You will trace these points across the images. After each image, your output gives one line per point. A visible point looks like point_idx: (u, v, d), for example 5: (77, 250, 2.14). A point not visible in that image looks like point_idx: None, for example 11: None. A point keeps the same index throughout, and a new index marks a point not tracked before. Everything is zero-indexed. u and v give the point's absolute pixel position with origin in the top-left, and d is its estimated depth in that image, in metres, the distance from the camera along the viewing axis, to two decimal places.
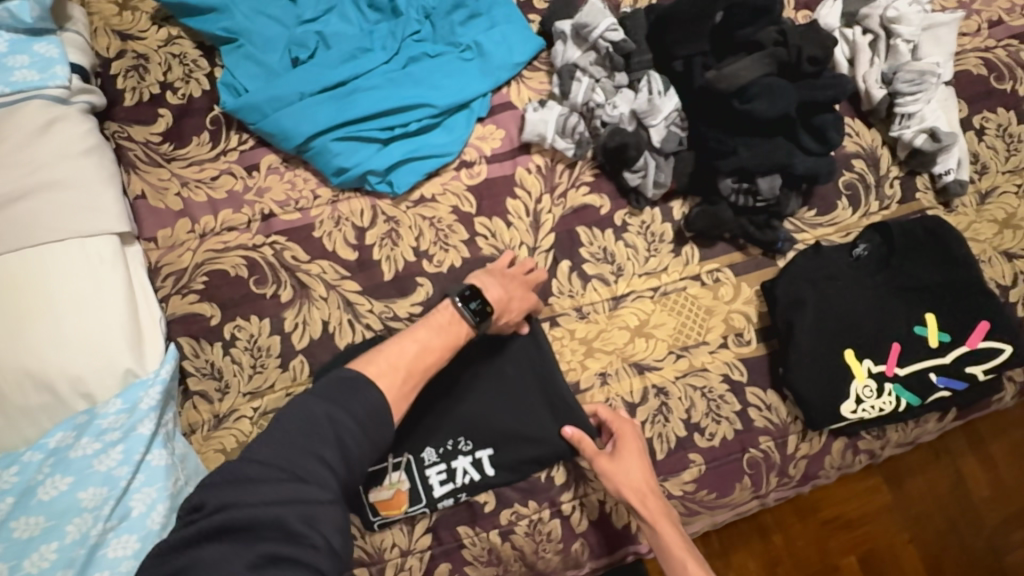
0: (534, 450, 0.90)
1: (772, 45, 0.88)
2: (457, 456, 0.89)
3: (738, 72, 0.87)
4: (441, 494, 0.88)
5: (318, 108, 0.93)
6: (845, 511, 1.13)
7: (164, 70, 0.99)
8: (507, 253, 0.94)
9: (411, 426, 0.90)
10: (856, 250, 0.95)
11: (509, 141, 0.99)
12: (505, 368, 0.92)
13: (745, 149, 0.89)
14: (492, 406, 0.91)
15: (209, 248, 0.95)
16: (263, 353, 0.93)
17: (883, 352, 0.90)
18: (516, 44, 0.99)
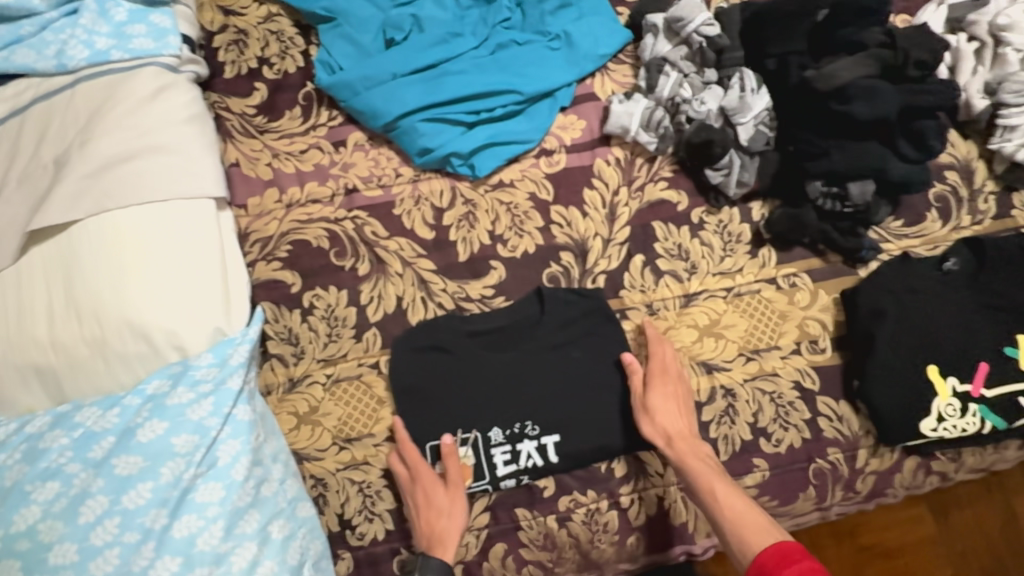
0: (599, 440, 0.91)
1: (877, 45, 0.85)
2: (523, 440, 0.90)
3: (839, 71, 0.84)
4: (504, 474, 0.90)
5: (409, 88, 0.95)
6: (887, 538, 1.10)
7: (262, 46, 1.04)
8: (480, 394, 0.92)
9: (481, 404, 0.91)
10: (947, 263, 0.91)
11: (590, 132, 1.00)
12: (577, 353, 0.93)
13: (839, 151, 0.86)
14: (560, 392, 0.92)
15: (294, 219, 0.98)
16: (339, 323, 0.96)
17: (971, 371, 0.86)
18: (603, 36, 0.99)
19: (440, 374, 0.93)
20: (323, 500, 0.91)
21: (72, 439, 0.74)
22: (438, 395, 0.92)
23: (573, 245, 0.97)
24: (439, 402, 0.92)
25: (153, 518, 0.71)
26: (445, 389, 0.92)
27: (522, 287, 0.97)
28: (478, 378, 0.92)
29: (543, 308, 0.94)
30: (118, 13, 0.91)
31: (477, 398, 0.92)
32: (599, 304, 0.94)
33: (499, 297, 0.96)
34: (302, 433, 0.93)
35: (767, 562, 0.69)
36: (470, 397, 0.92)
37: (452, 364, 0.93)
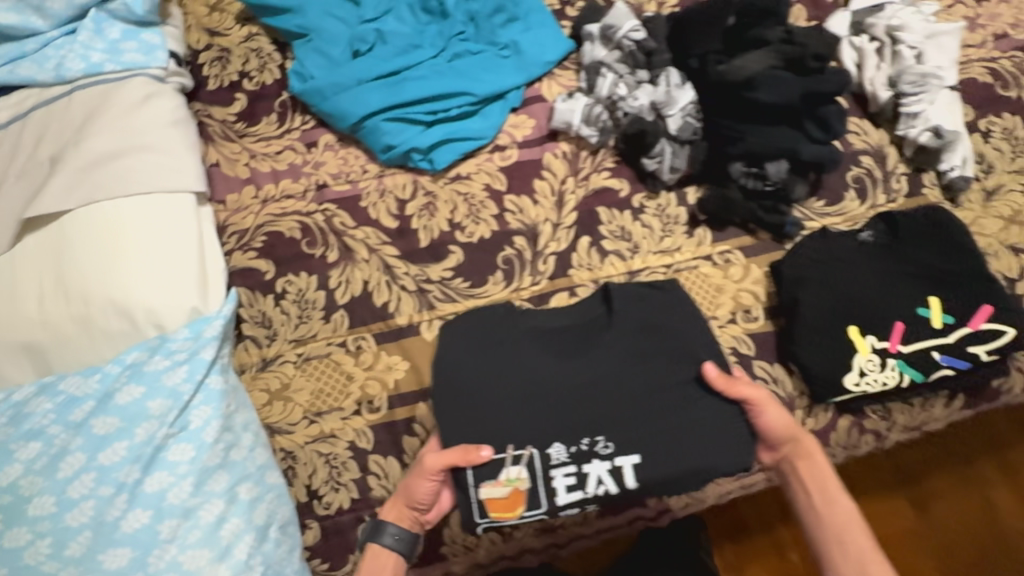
0: (683, 462, 0.87)
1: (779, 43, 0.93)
2: (593, 460, 0.87)
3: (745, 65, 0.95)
4: (569, 501, 0.87)
5: (373, 92, 1.05)
6: (872, 529, 1.18)
7: (243, 62, 1.15)
8: (550, 406, 0.88)
9: (541, 417, 0.88)
10: (861, 236, 1.00)
11: (538, 129, 1.10)
12: (658, 363, 0.91)
13: (751, 135, 0.96)
14: (632, 402, 0.89)
15: (269, 212, 1.07)
16: (309, 306, 1.03)
17: (888, 329, 0.93)
18: (548, 45, 1.11)
19: (492, 377, 0.90)
20: (292, 472, 0.97)
21: (54, 403, 0.80)
22: (492, 400, 0.89)
23: (525, 230, 1.06)
24: (491, 409, 0.88)
25: (127, 473, 0.78)
26: (495, 392, 0.89)
27: (479, 269, 1.05)
28: (539, 386, 0.89)
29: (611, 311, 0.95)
30: (112, 32, 1.02)
31: (535, 404, 0.88)
32: (675, 297, 0.96)
33: (457, 279, 1.04)
34: (275, 408, 0.99)
35: None
36: (528, 403, 0.88)
37: (507, 365, 0.90)
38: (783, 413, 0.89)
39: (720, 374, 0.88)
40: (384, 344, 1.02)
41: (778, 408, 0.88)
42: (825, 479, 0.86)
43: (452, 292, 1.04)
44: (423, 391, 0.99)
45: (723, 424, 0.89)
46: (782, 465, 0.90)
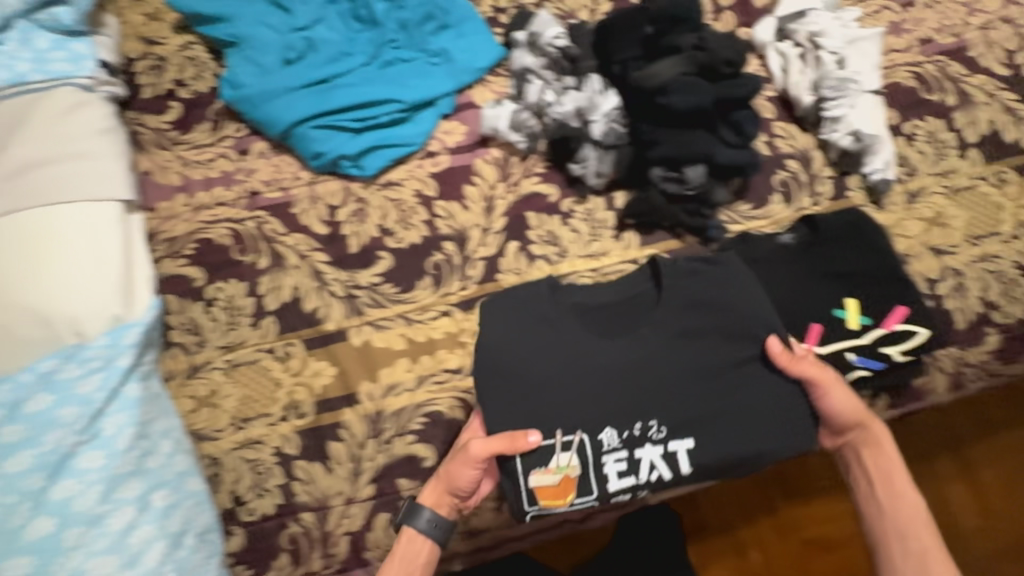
0: (742, 446, 0.88)
1: (690, 49, 0.94)
2: (645, 446, 0.87)
3: (657, 72, 0.94)
4: (620, 488, 0.88)
5: (301, 100, 1.06)
6: (830, 528, 1.29)
7: (179, 70, 1.16)
8: (600, 388, 0.87)
9: (592, 398, 0.87)
10: (783, 238, 1.02)
11: (470, 135, 1.11)
12: (713, 342, 0.89)
13: (663, 140, 0.96)
14: (687, 385, 0.88)
15: (201, 220, 1.08)
16: (238, 312, 1.04)
17: (804, 330, 0.94)
18: (480, 51, 1.11)
19: (535, 357, 0.88)
20: (218, 478, 0.97)
21: None
22: (539, 383, 0.87)
23: (455, 235, 1.07)
24: (534, 392, 0.87)
25: (35, 481, 0.80)
26: (537, 373, 0.88)
27: (408, 274, 1.05)
28: (589, 368, 0.88)
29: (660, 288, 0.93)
30: (40, 42, 1.03)
31: (587, 387, 0.87)
32: (731, 271, 0.93)
33: (386, 284, 1.05)
34: (202, 415, 1.00)
35: None
36: (580, 386, 0.87)
37: (555, 343, 0.89)
38: (848, 397, 0.90)
39: (784, 349, 0.88)
40: (313, 350, 1.02)
41: (843, 391, 0.89)
42: (892, 467, 0.91)
43: (381, 297, 1.04)
44: (350, 396, 1.00)
45: (785, 406, 0.89)
46: (846, 448, 0.95)
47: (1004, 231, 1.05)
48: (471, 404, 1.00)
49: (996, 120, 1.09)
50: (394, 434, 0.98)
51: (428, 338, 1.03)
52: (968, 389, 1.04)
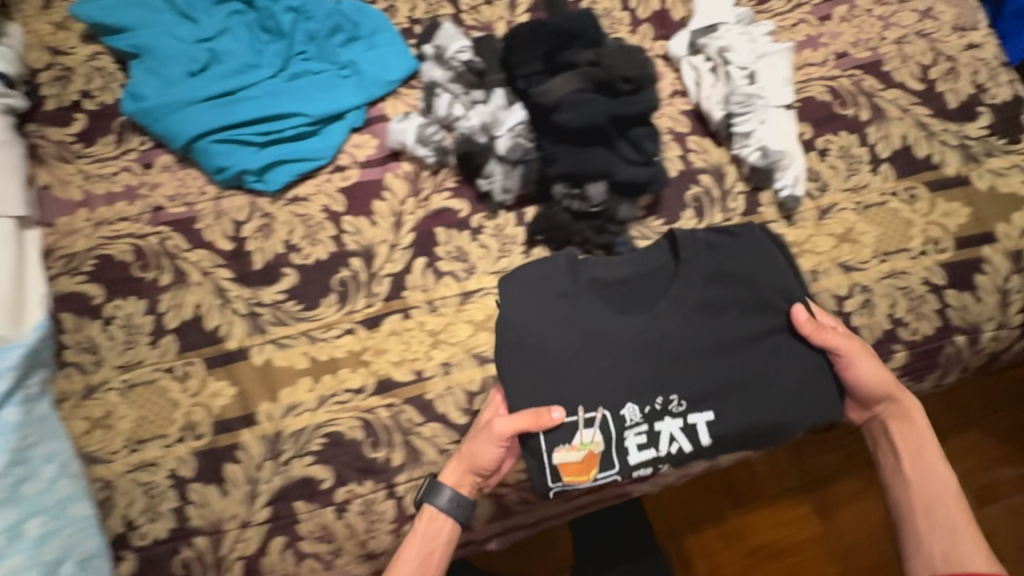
0: (760, 417, 0.91)
1: (587, 65, 0.96)
2: (664, 419, 0.90)
3: (551, 89, 0.96)
4: (640, 461, 0.90)
5: (203, 113, 1.04)
6: (781, 534, 1.35)
7: (86, 81, 1.13)
8: (619, 362, 0.91)
9: (612, 372, 0.90)
10: None
11: (381, 149, 1.09)
12: (731, 313, 0.94)
13: (563, 157, 0.97)
14: (701, 357, 0.92)
15: (102, 235, 1.05)
16: (136, 331, 1.01)
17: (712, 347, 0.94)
18: (390, 63, 1.10)
19: (553, 333, 0.91)
20: (110, 502, 0.95)
21: None
22: (565, 360, 0.90)
23: (362, 251, 1.05)
24: (561, 368, 0.90)
25: None
26: (556, 348, 0.91)
27: (312, 291, 1.03)
28: (611, 344, 0.91)
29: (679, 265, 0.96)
30: None
31: (608, 362, 0.91)
32: (754, 243, 0.98)
33: (290, 302, 1.03)
34: (96, 436, 0.97)
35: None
36: (602, 362, 0.91)
37: (575, 319, 0.92)
38: (876, 368, 0.92)
39: (808, 318, 0.93)
40: (213, 369, 1.00)
41: (869, 363, 0.91)
42: (922, 441, 0.91)
43: (284, 315, 1.03)
44: (248, 417, 0.98)
45: (804, 375, 0.93)
46: (874, 422, 0.96)
47: (913, 247, 1.04)
48: (372, 424, 0.98)
49: (908, 135, 1.09)
50: (292, 455, 0.96)
51: (330, 357, 1.01)
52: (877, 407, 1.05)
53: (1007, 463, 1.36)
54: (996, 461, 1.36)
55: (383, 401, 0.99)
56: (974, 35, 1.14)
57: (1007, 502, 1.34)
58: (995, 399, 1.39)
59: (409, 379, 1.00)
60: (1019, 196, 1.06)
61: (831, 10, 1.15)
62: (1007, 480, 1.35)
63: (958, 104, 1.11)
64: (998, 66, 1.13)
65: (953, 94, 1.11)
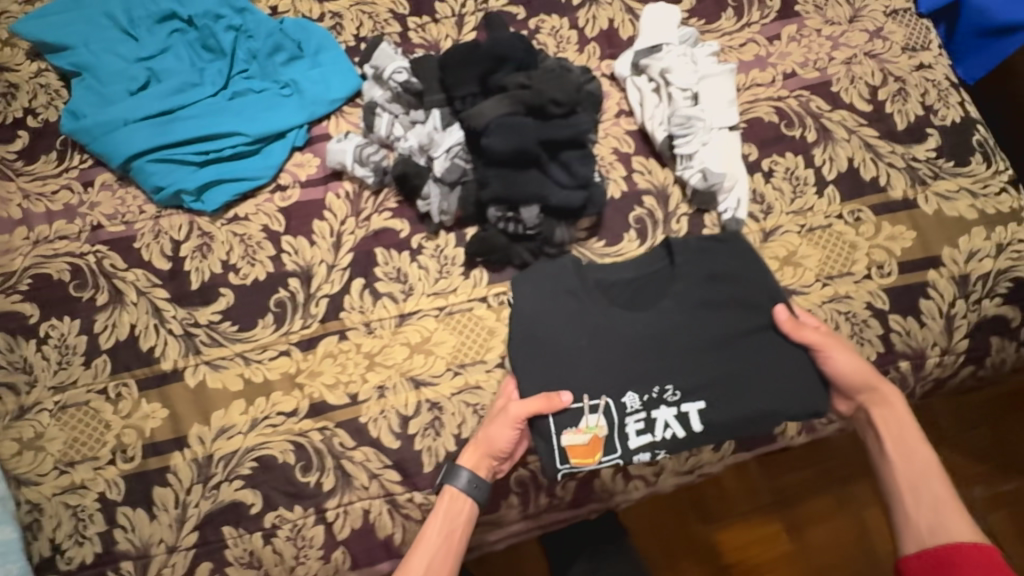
0: (756, 408, 0.92)
1: (516, 88, 0.98)
2: (660, 407, 0.92)
3: (482, 111, 0.97)
4: (637, 447, 0.91)
5: (140, 132, 1.04)
6: (751, 551, 1.33)
7: (31, 98, 1.12)
8: (620, 355, 0.93)
9: (611, 363, 0.93)
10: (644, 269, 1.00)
11: (323, 168, 1.09)
12: (729, 311, 0.95)
13: (494, 181, 0.97)
14: (699, 350, 0.93)
15: (39, 254, 1.05)
16: (70, 351, 1.01)
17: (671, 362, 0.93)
18: (333, 82, 1.09)
19: (558, 326, 0.94)
20: (37, 525, 0.94)
21: None
22: (570, 352, 0.93)
23: (300, 272, 1.04)
24: (564, 358, 0.93)
25: None
26: (560, 338, 0.94)
27: (249, 312, 1.03)
28: (613, 337, 0.94)
29: (675, 264, 0.98)
30: None
31: (610, 353, 0.93)
32: (737, 248, 1.00)
33: (226, 323, 1.02)
34: (25, 458, 0.97)
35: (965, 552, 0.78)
36: (605, 353, 0.93)
37: (580, 313, 0.95)
38: (855, 361, 0.91)
39: (789, 317, 0.93)
40: (146, 391, 0.99)
41: (848, 356, 0.92)
42: (904, 428, 0.89)
43: (219, 336, 1.02)
44: (180, 440, 0.97)
45: (791, 371, 0.93)
46: (858, 414, 0.94)
47: (857, 271, 1.03)
48: (304, 448, 0.97)
49: (855, 157, 1.08)
50: (222, 479, 0.95)
51: (264, 379, 1.00)
52: (821, 432, 1.04)
53: (981, 481, 1.36)
54: (969, 480, 1.36)
55: (316, 424, 0.98)
56: (924, 56, 1.13)
57: (980, 522, 1.34)
58: (969, 417, 1.39)
59: (343, 403, 0.99)
60: (966, 220, 1.05)
61: (780, 30, 1.15)
62: (980, 499, 1.36)
63: (907, 126, 1.10)
64: (947, 87, 1.12)
65: (902, 115, 1.10)
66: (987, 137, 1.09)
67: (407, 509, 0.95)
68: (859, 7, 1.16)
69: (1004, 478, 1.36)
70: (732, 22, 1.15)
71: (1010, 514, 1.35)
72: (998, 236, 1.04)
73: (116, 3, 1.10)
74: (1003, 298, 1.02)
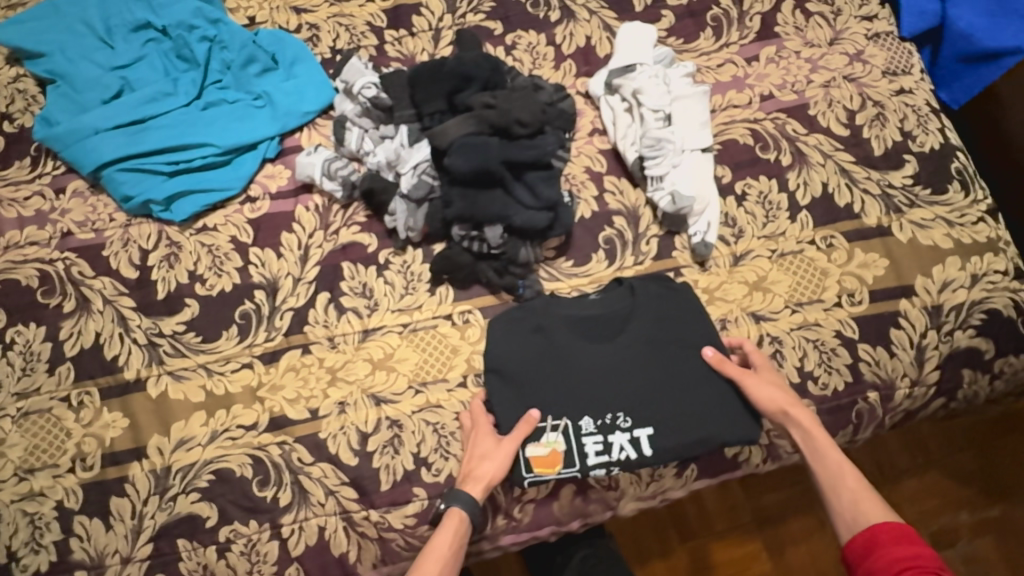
0: (700, 439, 0.92)
1: (481, 108, 0.98)
2: (616, 432, 0.92)
3: (446, 130, 0.98)
4: (595, 464, 0.92)
5: (111, 141, 1.05)
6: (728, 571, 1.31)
7: (8, 102, 1.12)
8: (580, 382, 0.94)
9: (566, 390, 0.94)
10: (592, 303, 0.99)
11: (293, 181, 1.09)
12: (676, 346, 0.96)
13: (457, 200, 0.97)
14: (650, 379, 0.94)
15: (9, 259, 1.05)
16: (34, 358, 1.01)
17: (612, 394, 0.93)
18: (305, 94, 1.09)
19: (517, 354, 0.96)
20: None
21: None
22: (528, 378, 0.94)
23: (266, 284, 1.04)
24: (525, 383, 0.94)
25: None
26: (519, 364, 0.95)
27: (213, 323, 1.03)
28: (570, 366, 0.94)
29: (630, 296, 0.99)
30: None
31: (569, 380, 0.94)
32: (685, 297, 0.99)
33: (190, 333, 1.02)
34: None
35: (882, 534, 0.76)
36: (563, 380, 0.94)
37: (540, 340, 0.96)
38: (778, 392, 0.91)
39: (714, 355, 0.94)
40: (108, 400, 0.99)
41: (771, 388, 0.91)
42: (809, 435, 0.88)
43: (183, 346, 1.02)
44: (139, 450, 0.97)
45: (725, 404, 0.94)
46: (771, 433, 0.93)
47: (827, 299, 1.02)
48: (262, 461, 0.96)
49: (830, 182, 1.06)
50: (178, 491, 0.95)
51: (226, 391, 0.99)
52: (786, 460, 1.02)
53: (967, 506, 1.34)
54: (955, 505, 1.34)
55: (275, 438, 0.97)
56: (905, 80, 1.12)
57: (964, 548, 1.32)
58: (957, 441, 1.37)
59: (304, 418, 0.98)
60: (941, 249, 1.03)
61: (759, 51, 1.14)
62: (964, 524, 1.33)
63: (883, 151, 1.08)
64: (927, 113, 1.10)
65: (879, 140, 1.08)
66: (967, 165, 1.08)
67: (363, 527, 0.94)
68: (840, 29, 1.15)
69: (990, 503, 1.34)
70: (711, 41, 1.15)
71: (995, 541, 1.32)
72: (973, 266, 1.02)
73: (94, 11, 1.11)
74: (977, 330, 1.00)
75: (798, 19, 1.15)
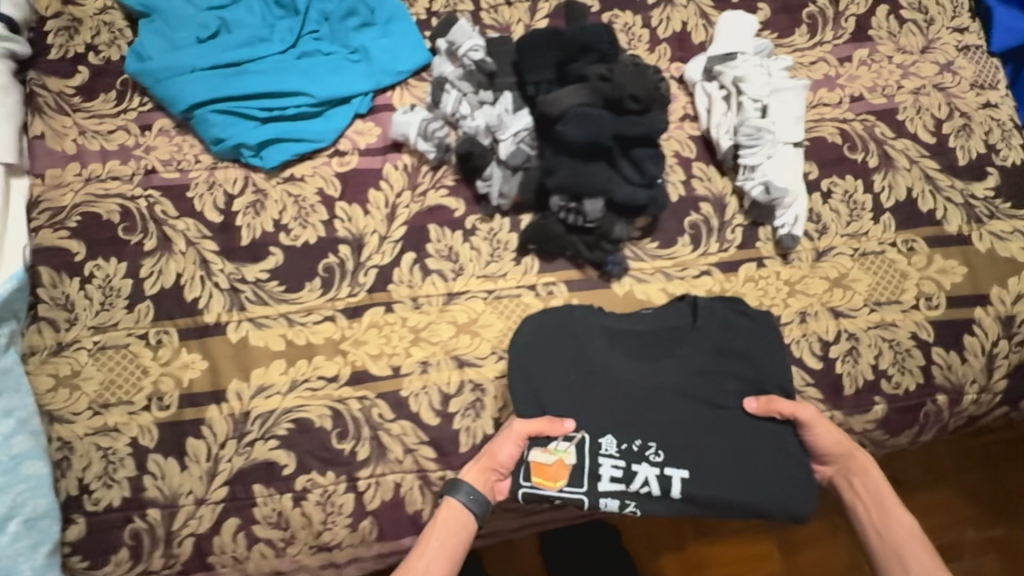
0: (727, 485, 0.91)
1: (597, 79, 0.98)
2: (639, 463, 0.91)
3: (561, 98, 0.97)
4: (607, 491, 0.90)
5: (205, 81, 1.03)
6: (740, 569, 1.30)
7: (93, 34, 1.10)
8: (621, 396, 0.94)
9: (597, 399, 0.93)
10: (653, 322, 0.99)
11: (383, 139, 1.08)
12: (728, 385, 0.95)
13: (563, 169, 0.97)
14: (686, 413, 0.94)
15: (91, 192, 1.04)
16: (113, 293, 1.00)
17: (640, 417, 0.93)
18: (402, 53, 1.08)
19: (559, 354, 0.95)
20: (66, 463, 0.93)
21: None
22: (560, 379, 0.94)
23: (351, 239, 1.04)
24: (556, 382, 0.94)
25: None
26: (557, 365, 0.95)
27: (297, 274, 1.02)
28: (606, 377, 0.94)
29: (694, 321, 0.98)
30: None
31: (602, 393, 0.94)
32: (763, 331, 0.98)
33: (273, 282, 1.02)
34: (59, 395, 0.96)
35: None
36: (595, 390, 0.94)
37: (584, 347, 0.96)
38: (833, 436, 0.92)
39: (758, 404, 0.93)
40: (187, 341, 0.99)
41: (827, 428, 0.92)
42: (882, 495, 0.89)
43: (265, 294, 1.01)
44: (217, 394, 0.97)
45: (757, 456, 0.93)
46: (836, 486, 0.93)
47: (905, 300, 1.04)
48: (341, 414, 0.96)
49: (914, 187, 1.08)
50: (256, 437, 0.95)
51: (308, 342, 0.99)
52: None
53: (973, 524, 1.37)
54: (961, 522, 1.37)
55: (356, 393, 0.97)
56: (991, 94, 1.14)
57: (968, 563, 1.35)
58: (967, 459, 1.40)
59: (385, 374, 0.98)
60: (1017, 261, 1.05)
61: (852, 53, 1.15)
62: (970, 541, 1.36)
63: (967, 162, 1.10)
64: (1011, 128, 1.12)
65: (964, 150, 1.10)
66: None
67: (438, 487, 0.95)
68: (932, 38, 1.16)
69: (995, 522, 1.37)
70: (805, 38, 1.15)
71: (999, 558, 1.36)
72: None
73: None
74: None
75: (892, 24, 1.16)
